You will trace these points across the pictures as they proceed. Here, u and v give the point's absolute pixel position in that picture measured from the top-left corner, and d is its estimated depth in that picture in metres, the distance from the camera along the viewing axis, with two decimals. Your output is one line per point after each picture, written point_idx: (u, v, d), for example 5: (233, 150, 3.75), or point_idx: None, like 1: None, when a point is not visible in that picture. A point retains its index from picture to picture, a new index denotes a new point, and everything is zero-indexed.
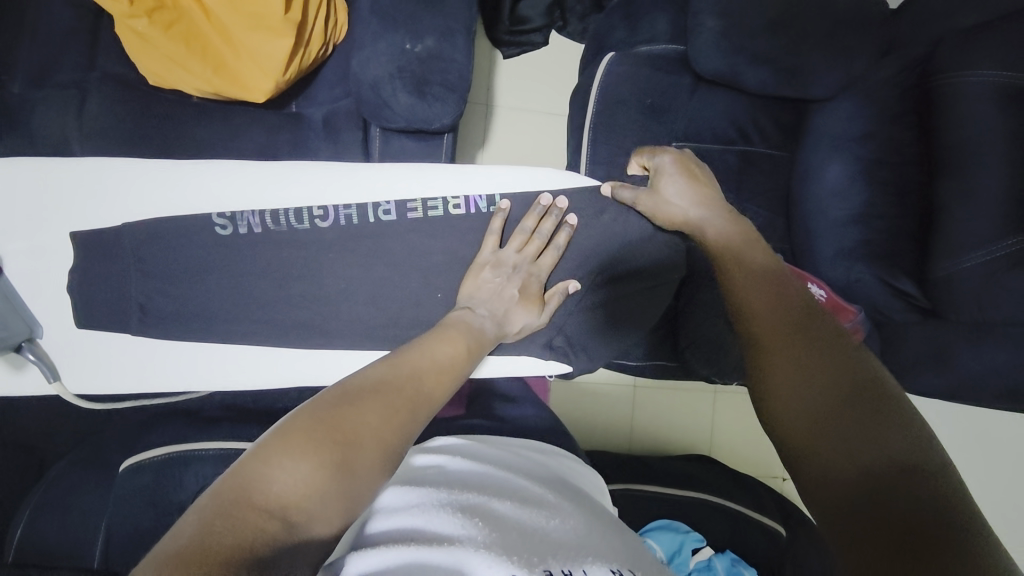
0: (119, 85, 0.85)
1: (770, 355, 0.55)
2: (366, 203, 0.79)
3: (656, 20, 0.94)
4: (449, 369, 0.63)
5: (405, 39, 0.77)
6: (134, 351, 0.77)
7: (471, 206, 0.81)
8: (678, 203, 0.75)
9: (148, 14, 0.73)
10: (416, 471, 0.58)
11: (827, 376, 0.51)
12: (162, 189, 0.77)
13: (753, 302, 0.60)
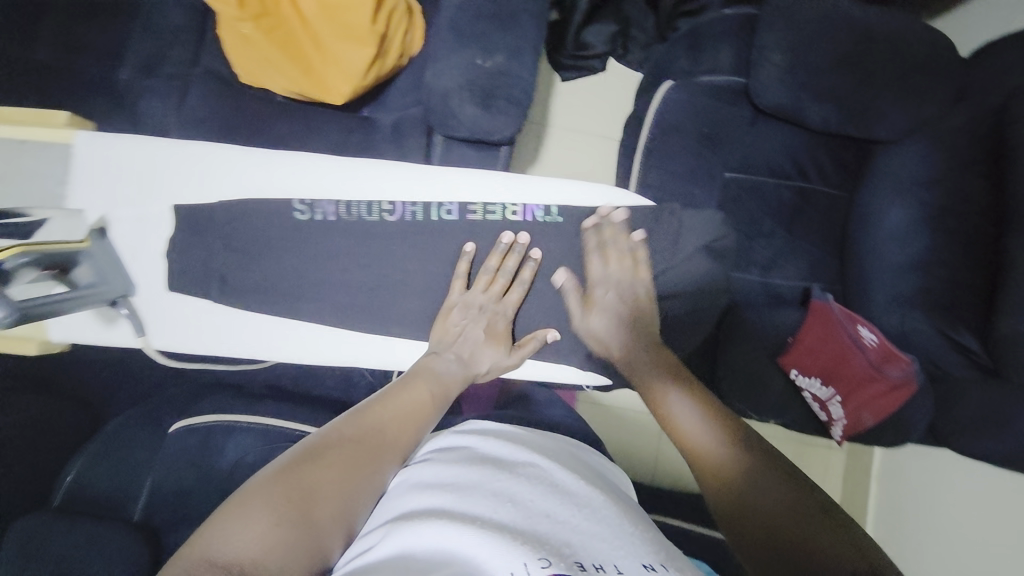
0: (215, 79, 0.94)
1: (717, 477, 0.57)
2: (430, 201, 0.82)
3: (719, 52, 0.96)
4: (417, 415, 0.66)
5: (476, 55, 0.81)
6: (212, 317, 0.83)
7: (528, 214, 0.82)
8: (608, 334, 0.80)
9: (254, 19, 0.80)
10: (444, 454, 0.61)
11: (769, 479, 0.54)
12: (244, 170, 0.82)
13: (689, 426, 0.64)
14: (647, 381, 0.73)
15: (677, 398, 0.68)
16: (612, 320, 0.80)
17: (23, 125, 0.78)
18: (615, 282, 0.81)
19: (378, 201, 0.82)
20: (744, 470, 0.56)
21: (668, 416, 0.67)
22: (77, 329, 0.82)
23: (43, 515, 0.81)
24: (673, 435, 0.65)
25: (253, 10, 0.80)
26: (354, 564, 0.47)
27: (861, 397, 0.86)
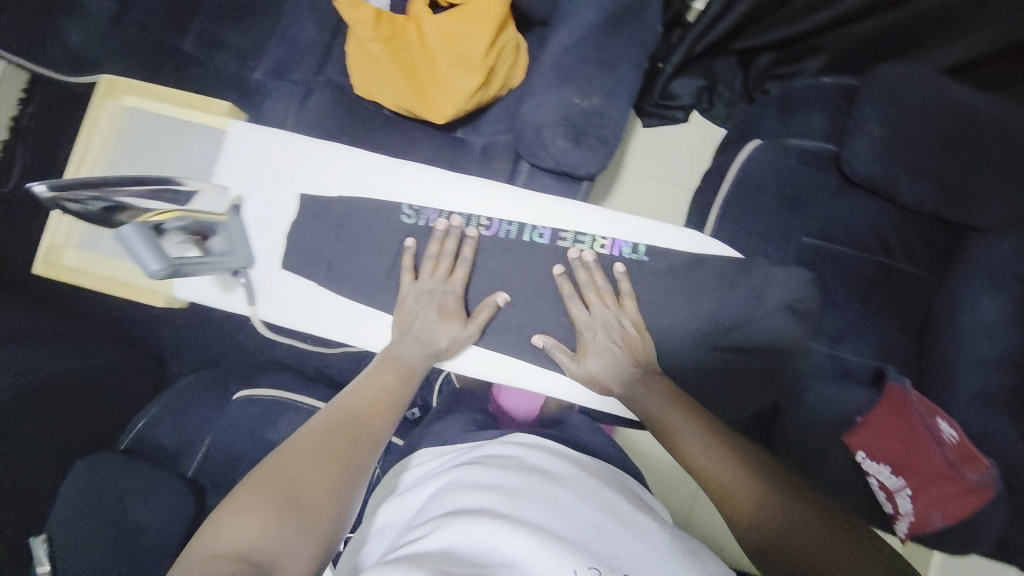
0: (332, 88, 1.04)
1: (723, 484, 0.64)
2: (525, 223, 0.86)
3: (812, 118, 0.96)
4: (389, 399, 0.72)
5: (574, 95, 0.86)
6: (313, 297, 0.87)
7: (616, 249, 0.86)
8: (606, 373, 0.80)
9: (384, 41, 0.86)
10: (494, 458, 0.67)
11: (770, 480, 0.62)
12: (362, 169, 0.87)
13: (689, 442, 0.70)
14: (643, 402, 0.77)
15: (674, 415, 0.73)
16: (608, 361, 0.81)
17: (193, 110, 0.93)
18: (593, 322, 0.82)
19: (472, 217, 0.86)
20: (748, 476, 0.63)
21: (670, 433, 0.72)
22: (194, 288, 0.88)
23: (113, 457, 0.90)
24: (677, 451, 0.71)
25: (381, 32, 0.86)
26: (411, 547, 0.53)
27: (931, 495, 0.79)
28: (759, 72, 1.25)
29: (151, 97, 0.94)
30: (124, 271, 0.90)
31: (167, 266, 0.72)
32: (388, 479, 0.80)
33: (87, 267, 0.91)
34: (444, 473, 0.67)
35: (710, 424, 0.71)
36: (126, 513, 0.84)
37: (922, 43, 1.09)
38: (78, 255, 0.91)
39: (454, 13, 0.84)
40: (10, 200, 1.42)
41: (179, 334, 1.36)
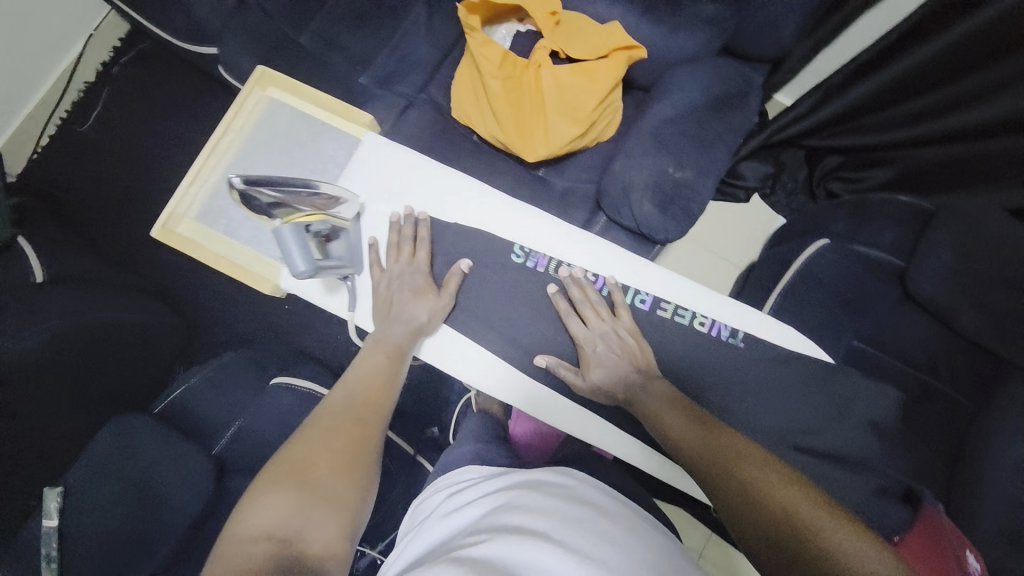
0: (433, 109, 1.10)
1: (723, 466, 0.64)
2: (631, 286, 0.87)
3: (884, 230, 1.00)
4: (383, 377, 0.74)
5: (670, 165, 0.90)
6: None
7: (714, 329, 0.86)
8: (610, 381, 0.78)
9: (503, 79, 0.90)
10: (549, 487, 0.64)
11: (772, 468, 0.62)
12: (480, 199, 0.89)
13: (676, 431, 0.71)
14: (642, 404, 0.76)
15: (671, 413, 0.73)
16: (610, 371, 0.79)
17: (334, 114, 0.93)
18: (592, 338, 0.81)
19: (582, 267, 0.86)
20: (750, 462, 0.64)
21: (670, 429, 0.72)
22: (304, 286, 0.87)
23: (149, 420, 0.90)
24: (666, 441, 0.71)
25: (504, 71, 0.90)
26: (460, 556, 0.51)
27: None
28: (824, 171, 1.23)
29: (294, 95, 0.94)
30: (235, 253, 0.87)
31: (312, 267, 0.76)
32: (427, 492, 0.74)
33: (188, 244, 0.88)
34: (492, 494, 0.63)
35: (699, 417, 0.72)
36: (153, 478, 0.85)
37: (990, 180, 1.01)
38: (185, 230, 0.88)
39: (576, 66, 0.89)
40: (86, 141, 1.47)
41: (220, 302, 1.39)
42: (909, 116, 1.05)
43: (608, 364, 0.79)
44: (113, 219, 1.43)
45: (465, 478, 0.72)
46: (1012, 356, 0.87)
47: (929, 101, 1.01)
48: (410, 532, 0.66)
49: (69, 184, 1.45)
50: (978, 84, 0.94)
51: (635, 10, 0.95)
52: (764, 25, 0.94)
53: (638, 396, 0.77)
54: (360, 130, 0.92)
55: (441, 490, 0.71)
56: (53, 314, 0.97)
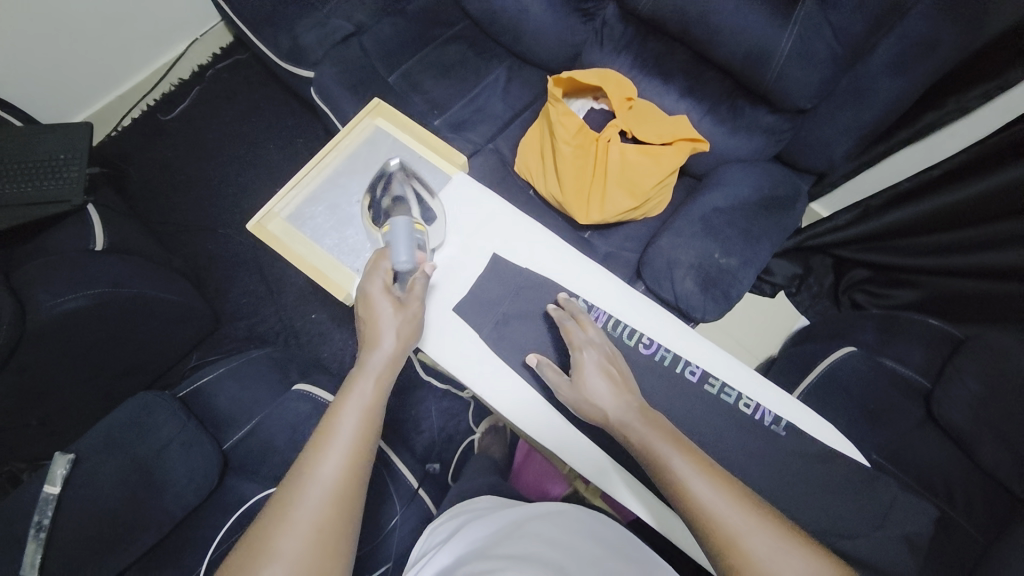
0: (497, 160, 1.18)
1: (722, 550, 0.54)
2: (682, 355, 0.83)
3: (912, 350, 1.03)
4: (359, 445, 0.60)
5: (716, 250, 0.95)
6: (460, 340, 0.84)
7: (758, 413, 0.80)
8: (595, 397, 0.70)
9: (575, 145, 0.98)
10: (563, 518, 0.65)
11: (786, 551, 0.54)
12: (547, 244, 0.89)
13: (700, 499, 0.57)
14: (637, 438, 0.64)
15: (677, 459, 0.60)
16: (589, 388, 0.70)
17: (432, 149, 0.98)
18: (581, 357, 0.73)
19: (638, 330, 0.84)
20: (758, 547, 0.54)
21: (672, 476, 0.60)
22: None
23: (173, 404, 0.90)
24: (685, 505, 0.58)
25: (577, 139, 0.98)
26: None
27: None
28: (850, 281, 1.29)
29: (400, 127, 1.00)
30: (315, 258, 0.89)
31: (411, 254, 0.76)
32: (438, 523, 0.74)
33: (273, 241, 0.91)
34: (501, 520, 0.64)
35: (721, 477, 0.60)
36: (160, 462, 0.84)
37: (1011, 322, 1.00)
38: (273, 228, 0.91)
39: (643, 147, 0.96)
40: (163, 129, 1.57)
41: (248, 300, 1.41)
42: (935, 247, 1.11)
43: (610, 381, 0.70)
44: (169, 204, 1.50)
45: (478, 507, 0.72)
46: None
47: (959, 237, 1.06)
48: (423, 557, 0.65)
49: (136, 164, 1.53)
50: (1007, 230, 0.97)
51: (700, 108, 1.06)
52: (817, 142, 1.03)
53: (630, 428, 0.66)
54: (453, 169, 0.96)
55: (457, 517, 0.70)
56: (103, 282, 1.00)
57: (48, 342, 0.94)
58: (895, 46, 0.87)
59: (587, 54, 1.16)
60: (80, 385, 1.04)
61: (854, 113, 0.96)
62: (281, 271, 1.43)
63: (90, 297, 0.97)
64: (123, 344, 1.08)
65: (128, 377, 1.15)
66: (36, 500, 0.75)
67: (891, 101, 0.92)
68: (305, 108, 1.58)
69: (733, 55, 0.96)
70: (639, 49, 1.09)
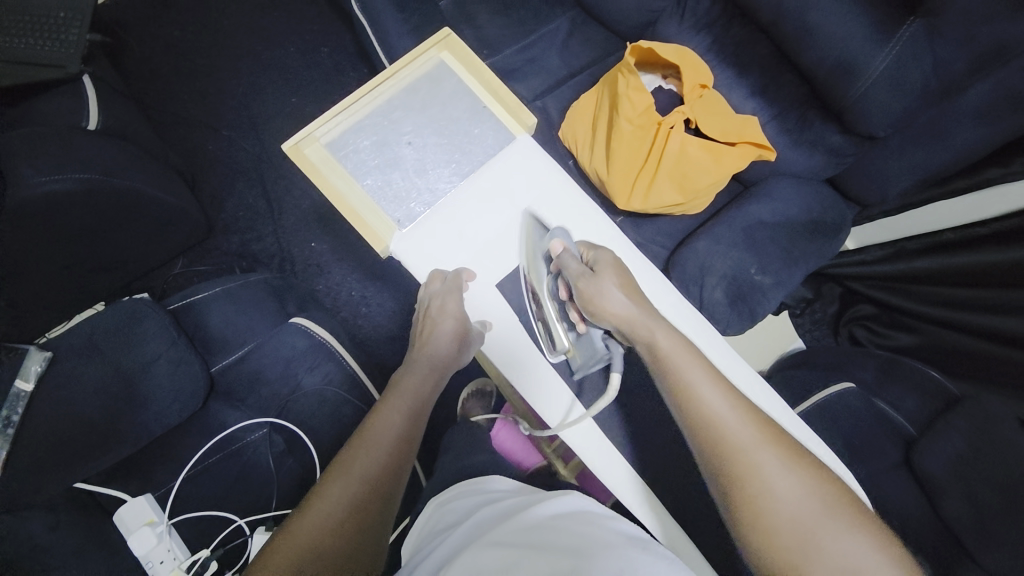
0: (543, 122, 1.09)
1: (726, 461, 0.56)
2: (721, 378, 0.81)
3: (907, 397, 0.99)
4: (413, 412, 0.72)
5: (753, 266, 0.92)
6: (492, 308, 0.82)
7: None
8: (611, 303, 0.68)
9: (636, 124, 0.91)
10: (591, 519, 0.57)
11: (792, 471, 0.55)
12: (590, 228, 0.86)
13: (712, 412, 0.59)
14: (652, 342, 0.65)
15: (692, 370, 0.62)
16: (602, 286, 0.69)
17: (494, 99, 0.91)
18: (602, 265, 0.72)
19: None
20: (765, 462, 0.55)
21: (683, 383, 0.61)
22: (413, 256, 0.83)
23: (161, 316, 0.84)
24: (695, 417, 0.59)
25: (640, 119, 0.91)
26: None
27: None
28: (853, 314, 1.23)
29: (467, 68, 0.92)
30: (354, 198, 0.84)
31: (573, 243, 0.78)
32: (449, 497, 0.72)
33: (309, 168, 0.84)
34: (493, 514, 0.61)
35: (741, 398, 0.61)
36: (143, 376, 0.79)
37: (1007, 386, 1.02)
38: (311, 154, 0.84)
39: (706, 143, 0.90)
40: (172, 4, 1.39)
41: (244, 214, 1.31)
42: (944, 299, 1.09)
43: (624, 282, 0.70)
44: (170, 91, 1.36)
45: (492, 489, 0.69)
46: (974, 550, 0.80)
47: (977, 293, 1.04)
48: (435, 535, 0.64)
49: (137, 38, 1.37)
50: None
51: (768, 112, 0.99)
52: (877, 175, 0.98)
53: (653, 331, 0.65)
54: (519, 130, 0.90)
55: (469, 496, 0.68)
56: (91, 167, 0.90)
57: (27, 223, 0.85)
58: (989, 92, 0.82)
59: (662, 26, 1.06)
60: (58, 275, 0.96)
61: (927, 151, 0.91)
62: (284, 191, 1.33)
63: (75, 182, 0.87)
64: (107, 240, 0.99)
65: (107, 274, 1.06)
66: (6, 393, 0.73)
67: (965, 149, 0.88)
68: (335, 15, 1.43)
69: (820, 61, 0.89)
70: (721, 32, 1.01)
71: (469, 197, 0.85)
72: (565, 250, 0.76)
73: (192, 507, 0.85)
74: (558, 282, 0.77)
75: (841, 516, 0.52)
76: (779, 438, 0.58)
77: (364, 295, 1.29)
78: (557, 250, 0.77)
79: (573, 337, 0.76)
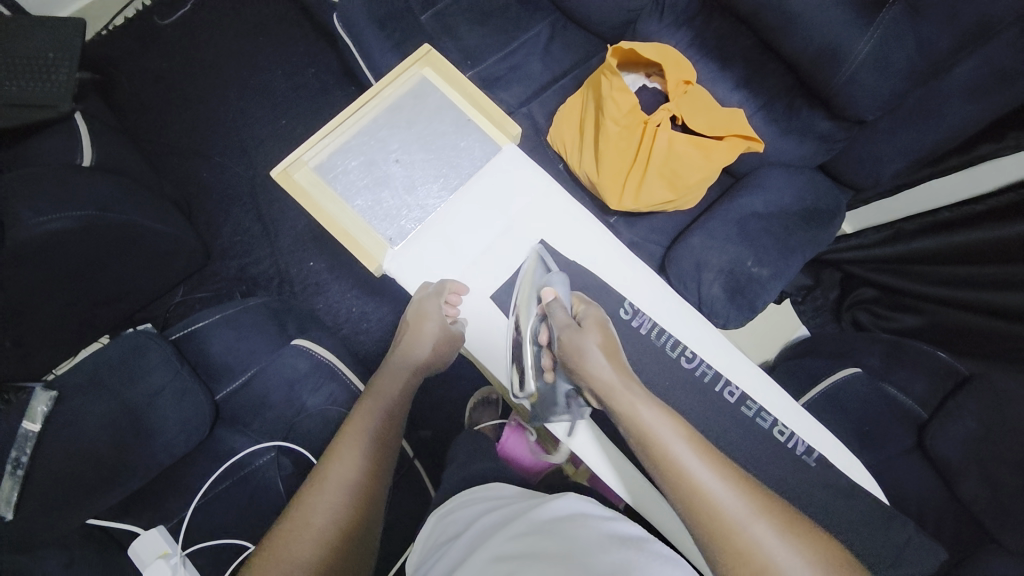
0: (530, 128, 1.10)
1: (722, 543, 0.50)
2: (722, 374, 0.81)
3: (915, 380, 0.94)
4: (390, 413, 0.73)
5: (750, 259, 0.92)
6: (489, 318, 0.82)
7: (792, 442, 0.78)
8: (587, 364, 0.66)
9: (621, 125, 0.91)
10: (585, 522, 0.55)
11: (793, 543, 0.49)
12: (582, 232, 0.86)
13: (695, 482, 0.53)
14: (636, 417, 0.60)
15: (671, 441, 0.56)
16: (583, 344, 0.67)
17: (479, 110, 0.92)
18: (589, 322, 0.71)
19: (681, 341, 0.82)
20: (760, 537, 0.49)
21: (666, 458, 0.55)
22: (408, 273, 0.84)
23: (165, 348, 0.84)
24: (677, 490, 0.53)
25: (626, 120, 0.91)
26: None
27: None
28: (856, 299, 1.22)
29: (450, 83, 0.92)
30: (346, 218, 0.84)
31: (565, 292, 0.77)
32: (452, 508, 0.71)
33: (301, 192, 0.85)
34: (494, 522, 0.60)
35: (725, 463, 0.55)
36: (150, 408, 0.80)
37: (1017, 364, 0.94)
38: (301, 178, 0.85)
39: (694, 138, 0.90)
40: (159, 36, 1.41)
41: (241, 238, 1.32)
42: (946, 278, 1.06)
43: (609, 342, 0.68)
44: (161, 122, 1.37)
45: (496, 496, 0.68)
46: (996, 531, 0.77)
47: (978, 271, 1.01)
48: (438, 548, 0.63)
49: (127, 72, 1.39)
50: None
51: (754, 103, 0.99)
52: (867, 158, 0.98)
53: (626, 394, 0.62)
54: (505, 139, 0.91)
55: (471, 506, 0.67)
56: (88, 202, 0.91)
57: (27, 262, 0.86)
58: (974, 69, 0.82)
59: (642, 24, 1.06)
60: (60, 312, 0.97)
61: (917, 132, 0.91)
62: (279, 213, 1.34)
63: (73, 220, 0.88)
64: (107, 274, 1.00)
65: (109, 307, 1.07)
66: (14, 436, 0.73)
67: (955, 127, 0.88)
68: (318, 36, 1.44)
69: (803, 49, 0.89)
70: (701, 27, 1.01)
71: (461, 210, 0.86)
72: (556, 300, 0.75)
73: (206, 535, 0.85)
74: (539, 328, 0.76)
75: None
76: (773, 505, 0.52)
77: (364, 311, 1.29)
78: (546, 300, 0.75)
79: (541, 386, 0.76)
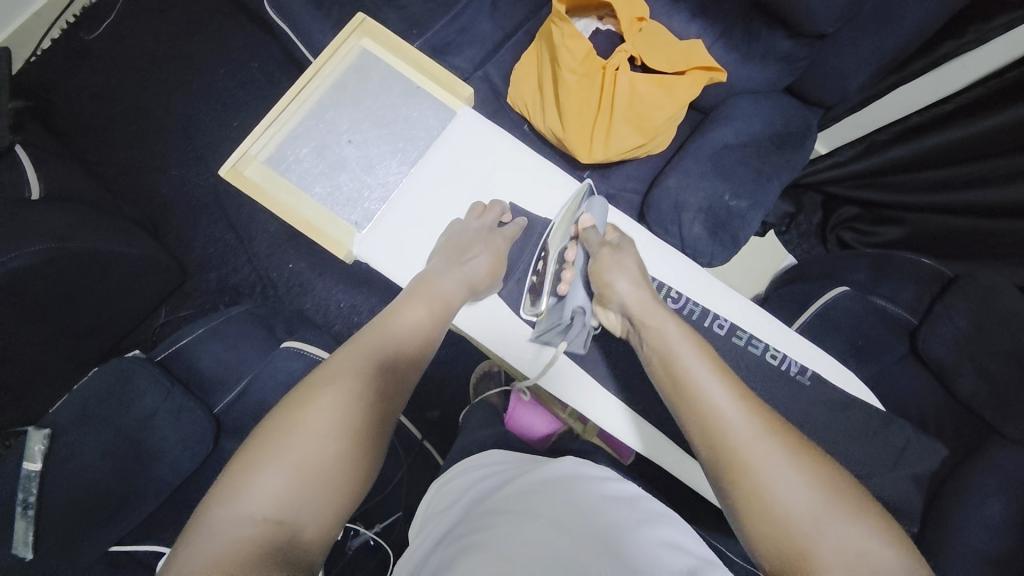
0: (490, 92, 1.06)
1: (727, 461, 0.50)
2: (709, 310, 0.81)
3: (903, 287, 0.95)
4: (409, 343, 0.62)
5: (727, 193, 0.91)
6: None
7: (785, 364, 0.79)
8: (613, 275, 0.65)
9: (579, 74, 0.88)
10: (581, 486, 0.56)
11: (798, 464, 0.49)
12: (551, 190, 0.85)
13: (706, 396, 0.53)
14: (662, 334, 0.60)
15: (692, 361, 0.56)
16: (622, 259, 0.66)
17: (426, 76, 0.89)
18: (620, 246, 0.70)
19: (665, 284, 0.82)
20: (765, 459, 0.49)
21: (684, 379, 0.56)
22: (377, 256, 0.81)
23: (154, 371, 0.84)
24: (693, 406, 0.54)
25: (583, 67, 0.88)
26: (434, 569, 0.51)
27: None
28: (838, 219, 1.20)
29: (392, 52, 0.89)
30: (305, 210, 0.82)
31: (601, 221, 0.75)
32: (450, 477, 0.71)
33: (253, 189, 0.82)
34: (487, 492, 0.61)
35: (743, 391, 0.54)
36: (146, 433, 0.80)
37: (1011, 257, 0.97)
38: (252, 175, 0.82)
39: (655, 77, 0.88)
40: (89, 51, 1.33)
41: (215, 249, 1.29)
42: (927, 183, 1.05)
43: (640, 271, 0.66)
44: (109, 142, 1.31)
45: (491, 463, 0.68)
46: (998, 423, 0.79)
47: (956, 171, 1.00)
48: (436, 518, 0.63)
49: (62, 95, 1.32)
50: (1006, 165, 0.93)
51: (713, 33, 0.97)
52: (833, 72, 0.96)
53: (652, 314, 0.61)
54: (457, 104, 0.88)
55: (469, 473, 0.67)
56: (46, 235, 0.87)
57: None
58: None
59: None
60: (46, 351, 0.95)
61: (878, 38, 0.89)
62: (249, 218, 1.30)
63: (33, 255, 0.84)
64: (79, 306, 0.97)
65: (91, 338, 1.04)
66: (15, 478, 0.72)
67: (916, 27, 0.86)
68: (255, 26, 1.37)
69: None
70: None
71: (425, 185, 0.84)
72: (592, 228, 0.72)
73: None
74: (567, 249, 0.73)
75: (849, 506, 0.47)
76: (793, 436, 0.51)
77: (353, 304, 1.27)
78: (583, 226, 0.73)
79: (549, 301, 0.74)
